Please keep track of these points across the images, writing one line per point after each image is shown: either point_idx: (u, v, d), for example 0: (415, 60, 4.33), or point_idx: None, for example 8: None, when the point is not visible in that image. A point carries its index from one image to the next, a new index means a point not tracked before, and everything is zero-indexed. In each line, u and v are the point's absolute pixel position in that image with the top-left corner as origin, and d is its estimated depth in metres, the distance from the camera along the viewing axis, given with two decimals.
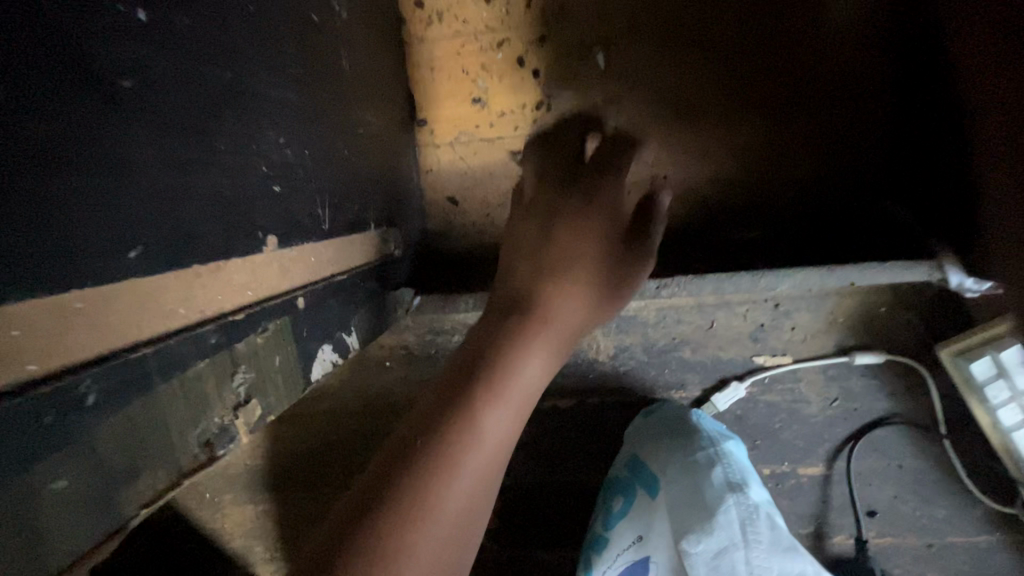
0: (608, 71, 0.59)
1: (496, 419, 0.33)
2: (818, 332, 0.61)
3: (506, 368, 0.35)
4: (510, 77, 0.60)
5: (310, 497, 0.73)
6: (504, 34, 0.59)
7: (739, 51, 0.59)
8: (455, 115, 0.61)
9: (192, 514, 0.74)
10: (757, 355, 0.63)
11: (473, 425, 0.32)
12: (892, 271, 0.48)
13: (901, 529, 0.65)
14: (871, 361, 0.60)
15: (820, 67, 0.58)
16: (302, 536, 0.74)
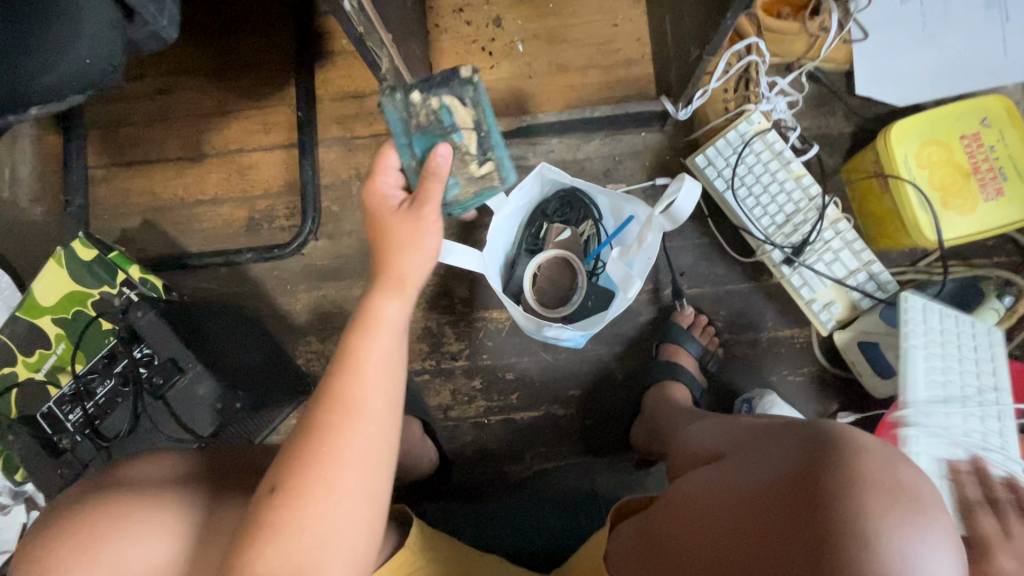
0: (525, 50, 1.22)
1: (377, 345, 0.58)
2: (636, 171, 1.17)
3: (375, 315, 0.61)
4: (478, 54, 1.22)
5: (351, 286, 1.19)
6: (475, 35, 1.22)
7: (588, 40, 1.21)
8: (451, 71, 1.22)
9: (277, 297, 1.19)
10: (608, 184, 1.17)
11: (358, 350, 0.58)
12: (642, 103, 1.08)
13: (699, 282, 1.13)
14: (664, 179, 1.14)
15: (626, 47, 1.20)
16: (343, 313, 1.18)
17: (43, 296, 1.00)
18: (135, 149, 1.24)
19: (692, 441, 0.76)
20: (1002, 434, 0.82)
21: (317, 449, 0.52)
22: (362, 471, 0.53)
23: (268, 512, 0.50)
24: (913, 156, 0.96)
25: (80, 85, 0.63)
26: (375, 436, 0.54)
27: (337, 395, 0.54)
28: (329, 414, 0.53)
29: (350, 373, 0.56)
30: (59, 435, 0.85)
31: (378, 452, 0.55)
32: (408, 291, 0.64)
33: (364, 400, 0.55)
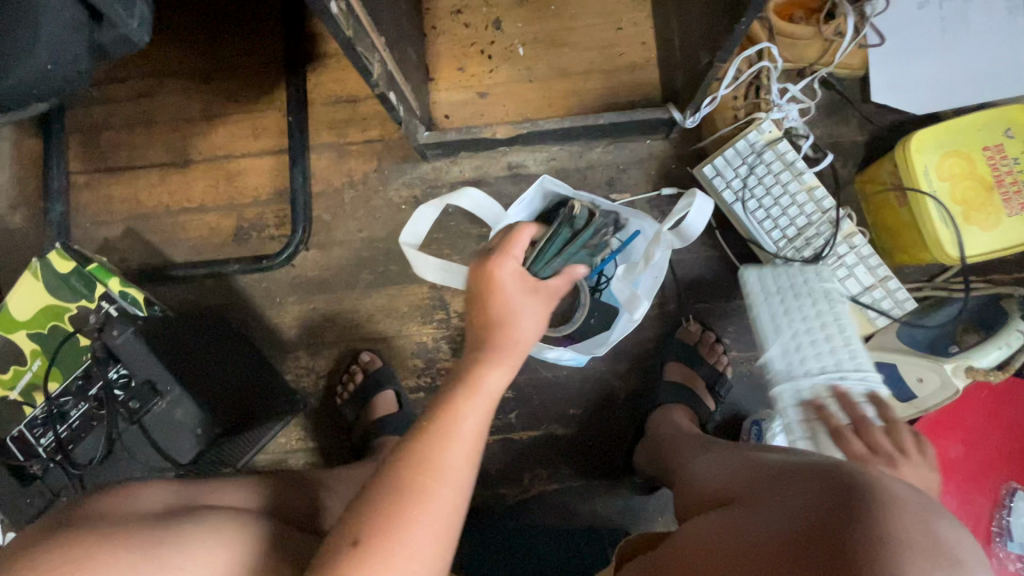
0: (525, 54, 1.17)
1: (471, 413, 0.64)
2: (641, 181, 1.12)
3: (471, 383, 0.65)
4: (476, 57, 1.17)
5: (343, 299, 1.14)
6: (473, 38, 1.18)
7: (591, 44, 1.16)
8: (448, 75, 1.17)
9: (266, 309, 1.14)
10: (612, 194, 1.12)
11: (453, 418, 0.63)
12: (647, 110, 1.03)
13: (706, 297, 1.08)
14: (670, 190, 1.09)
15: (630, 51, 1.15)
16: (334, 327, 1.13)
17: (17, 311, 0.95)
18: (119, 155, 1.19)
19: (696, 478, 0.71)
20: (853, 352, 0.90)
21: (405, 508, 0.57)
22: (432, 541, 0.58)
23: (346, 567, 0.54)
24: (934, 168, 0.91)
25: (41, 92, 0.58)
26: (449, 501, 0.59)
27: (428, 459, 0.60)
28: (420, 475, 0.59)
29: (445, 441, 0.61)
30: (29, 461, 0.80)
31: (449, 526, 0.60)
32: (511, 360, 0.69)
33: (452, 457, 0.61)
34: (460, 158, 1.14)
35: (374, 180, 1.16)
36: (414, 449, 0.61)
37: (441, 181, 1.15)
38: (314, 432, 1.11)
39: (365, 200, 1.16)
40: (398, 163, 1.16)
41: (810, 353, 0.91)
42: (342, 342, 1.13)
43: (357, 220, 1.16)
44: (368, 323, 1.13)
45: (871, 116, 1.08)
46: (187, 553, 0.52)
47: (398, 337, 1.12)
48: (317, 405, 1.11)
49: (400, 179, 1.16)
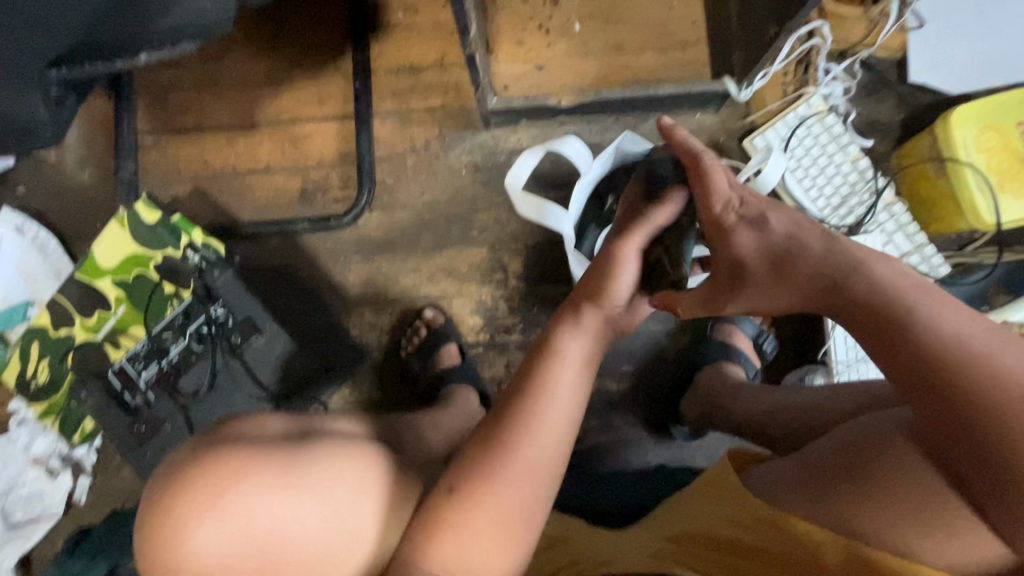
0: (582, 30, 1.22)
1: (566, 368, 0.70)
2: None
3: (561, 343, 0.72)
4: (535, 31, 1.22)
5: (405, 259, 1.19)
6: (532, 13, 1.23)
7: (644, 22, 1.22)
8: (507, 48, 1.22)
9: (330, 267, 1.19)
10: None
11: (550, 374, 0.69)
12: (703, 83, 1.09)
13: None
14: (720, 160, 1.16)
15: (682, 30, 1.21)
16: (397, 285, 1.18)
17: (103, 258, 0.99)
18: (187, 116, 1.23)
19: (818, 408, 0.81)
20: None
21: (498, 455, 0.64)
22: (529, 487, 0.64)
23: (455, 510, 0.62)
24: (972, 141, 0.99)
25: (194, 33, 0.62)
26: (547, 459, 0.65)
27: (527, 417, 0.66)
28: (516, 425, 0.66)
29: (544, 399, 0.67)
30: (133, 394, 0.84)
31: (545, 471, 0.65)
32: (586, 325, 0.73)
33: (552, 409, 0.67)
34: (519, 127, 1.20)
35: (435, 146, 1.22)
36: (514, 407, 0.67)
37: (500, 148, 1.21)
38: (377, 384, 1.16)
39: (427, 164, 1.21)
40: (459, 130, 1.21)
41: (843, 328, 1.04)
42: (404, 300, 1.18)
43: (419, 184, 1.21)
44: (428, 282, 1.18)
45: (908, 95, 1.15)
46: (321, 472, 0.64)
47: (458, 296, 1.18)
48: (380, 359, 1.16)
49: (460, 146, 1.21)
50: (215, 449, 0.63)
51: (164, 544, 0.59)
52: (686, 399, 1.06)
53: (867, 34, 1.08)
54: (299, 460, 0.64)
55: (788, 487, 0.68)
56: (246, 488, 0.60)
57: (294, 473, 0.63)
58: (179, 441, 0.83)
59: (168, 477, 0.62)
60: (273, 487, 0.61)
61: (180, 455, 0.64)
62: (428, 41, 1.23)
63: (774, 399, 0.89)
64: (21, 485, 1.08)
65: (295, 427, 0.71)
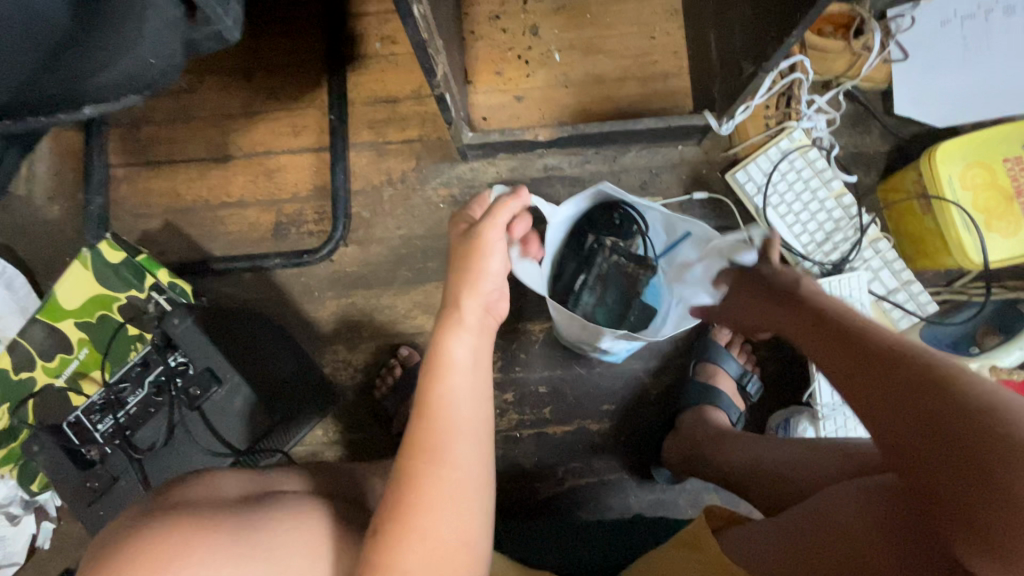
0: (561, 60, 1.21)
1: (452, 389, 0.63)
2: (673, 186, 1.16)
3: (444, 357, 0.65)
4: (513, 61, 1.20)
5: (381, 294, 1.16)
6: (510, 44, 1.21)
7: (625, 52, 1.20)
8: (486, 78, 1.20)
9: (304, 304, 1.16)
10: (645, 197, 1.16)
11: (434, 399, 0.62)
12: (683, 117, 1.07)
13: None
14: (701, 194, 1.13)
15: (662, 60, 1.19)
16: (372, 322, 1.16)
17: (65, 300, 0.96)
18: (159, 149, 1.21)
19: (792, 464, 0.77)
20: None
21: (409, 492, 0.57)
22: (452, 525, 0.56)
23: (375, 554, 0.54)
24: (959, 177, 0.97)
25: (138, 85, 0.59)
26: (455, 491, 0.58)
27: (421, 440, 0.59)
28: (415, 459, 0.58)
29: (441, 409, 0.61)
30: (89, 448, 0.81)
31: (465, 502, 0.58)
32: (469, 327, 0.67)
33: (452, 435, 0.60)
34: (498, 159, 1.17)
35: (412, 179, 1.19)
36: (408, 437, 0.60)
37: (478, 180, 1.18)
38: (352, 423, 1.13)
39: (404, 198, 1.19)
40: (436, 163, 1.19)
41: None
42: (380, 337, 1.15)
43: (395, 217, 1.18)
44: (404, 318, 1.16)
45: (892, 127, 1.13)
46: (269, 539, 0.57)
47: (435, 332, 1.15)
48: (353, 398, 1.13)
49: (438, 179, 1.19)
50: (171, 514, 0.57)
51: None
52: (667, 442, 1.02)
53: (850, 66, 1.06)
54: (250, 533, 0.57)
55: (763, 551, 0.64)
56: (197, 559, 0.53)
57: (247, 542, 0.56)
58: (134, 497, 0.80)
59: (118, 542, 0.54)
60: (222, 556, 0.53)
61: (124, 521, 0.57)
62: (405, 72, 1.21)
63: (754, 454, 0.85)
64: None
65: (250, 490, 0.65)
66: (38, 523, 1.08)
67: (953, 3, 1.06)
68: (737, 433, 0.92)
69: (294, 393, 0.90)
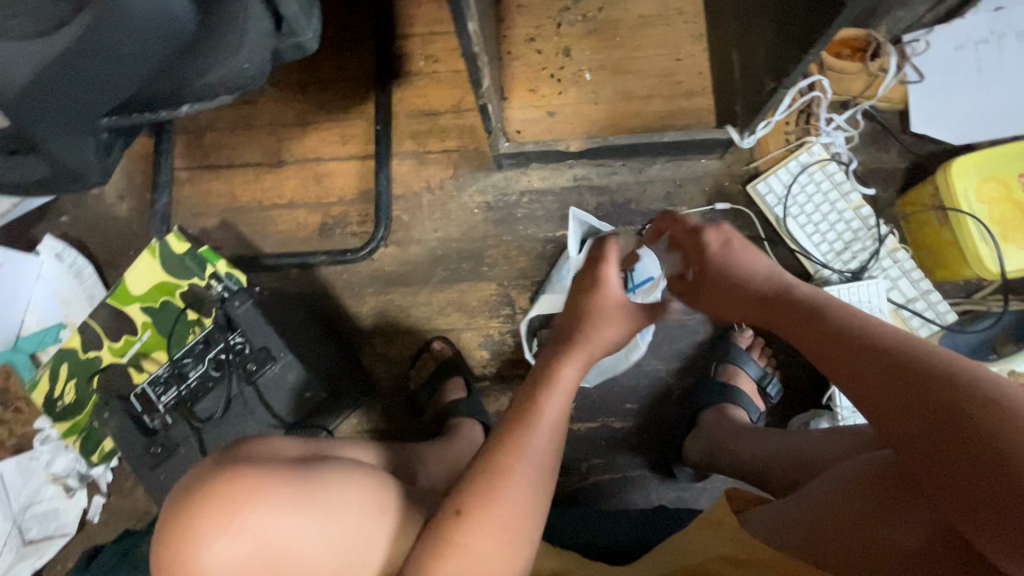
0: (592, 79, 1.29)
1: (553, 404, 0.67)
2: (697, 197, 1.22)
3: (556, 377, 0.69)
4: (547, 80, 1.29)
5: (417, 293, 1.23)
6: (545, 63, 1.30)
7: (652, 72, 1.28)
8: (521, 95, 1.29)
9: (345, 299, 1.23)
10: (669, 207, 1.22)
11: (524, 418, 0.66)
12: (707, 132, 1.14)
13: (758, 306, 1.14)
14: (724, 204, 1.18)
15: (687, 80, 1.27)
16: (408, 318, 1.22)
17: (133, 286, 1.05)
18: (219, 154, 1.32)
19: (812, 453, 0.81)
20: None
21: (490, 489, 0.61)
22: (523, 530, 0.61)
23: (452, 532, 0.59)
24: (976, 191, 1.01)
25: (231, 88, 0.68)
26: (527, 499, 0.62)
27: (515, 443, 0.64)
28: (503, 462, 0.63)
29: (529, 437, 0.65)
30: (152, 416, 0.88)
31: (529, 515, 0.62)
32: (591, 355, 0.72)
33: (536, 448, 0.65)
34: (530, 169, 1.25)
35: (449, 186, 1.28)
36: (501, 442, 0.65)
37: (511, 188, 1.26)
38: (386, 413, 1.19)
39: (441, 203, 1.27)
40: (473, 171, 1.27)
41: None
42: (415, 332, 1.22)
43: (433, 221, 1.26)
44: (438, 315, 1.22)
45: (910, 144, 1.18)
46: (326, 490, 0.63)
47: (467, 329, 1.21)
48: (388, 388, 1.20)
49: (474, 186, 1.27)
50: (232, 468, 0.61)
51: (176, 559, 0.57)
52: (689, 438, 1.05)
53: (868, 86, 1.12)
54: (309, 483, 0.62)
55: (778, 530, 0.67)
56: (264, 506, 0.58)
57: (305, 493, 0.61)
58: (191, 463, 0.87)
59: (192, 490, 0.60)
60: (286, 504, 0.59)
61: (199, 475, 0.62)
62: (446, 88, 1.31)
63: (772, 447, 0.89)
64: (39, 502, 1.12)
65: (306, 451, 0.71)
66: (89, 498, 1.15)
67: (967, 29, 1.12)
68: (754, 429, 0.96)
69: (338, 375, 0.97)
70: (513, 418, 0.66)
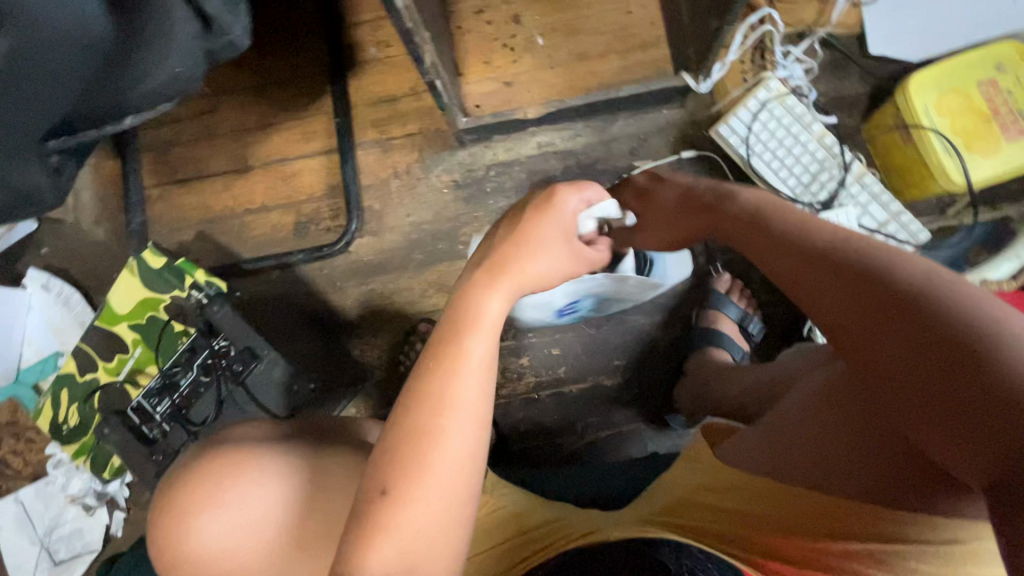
0: (544, 44, 1.28)
1: (477, 346, 0.63)
2: (662, 149, 1.22)
3: (473, 314, 0.65)
4: (500, 50, 1.28)
5: (398, 279, 1.25)
6: (496, 34, 1.29)
7: (604, 29, 1.27)
8: (476, 68, 1.28)
9: (329, 294, 1.25)
10: (635, 162, 1.22)
11: (441, 373, 0.62)
12: (662, 81, 1.13)
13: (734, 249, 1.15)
14: (689, 152, 1.18)
15: (641, 32, 1.25)
16: (392, 304, 1.24)
17: (117, 305, 1.07)
18: (187, 167, 1.33)
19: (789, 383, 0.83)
20: None
21: (413, 452, 0.59)
22: (459, 483, 0.60)
23: (378, 511, 0.58)
24: (934, 104, 1.00)
25: (169, 94, 0.70)
26: (462, 453, 0.60)
27: (426, 401, 0.61)
28: (420, 422, 0.60)
29: (451, 384, 0.61)
30: (151, 426, 0.91)
31: (465, 466, 0.61)
32: (506, 292, 0.67)
33: (458, 398, 0.62)
34: (493, 142, 1.25)
35: (416, 169, 1.28)
36: (414, 400, 0.62)
37: (478, 164, 1.26)
38: (383, 399, 1.21)
39: (411, 187, 1.27)
40: (438, 152, 1.28)
41: None
42: (401, 317, 1.24)
43: (404, 206, 1.27)
44: (421, 298, 1.24)
45: (869, 68, 1.16)
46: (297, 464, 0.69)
47: None
48: (382, 375, 1.22)
49: (440, 166, 1.27)
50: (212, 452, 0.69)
51: (169, 535, 0.66)
52: (678, 385, 1.07)
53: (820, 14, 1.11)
54: (283, 460, 0.68)
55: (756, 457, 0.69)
56: (237, 481, 0.66)
57: (275, 466, 0.68)
58: None
59: (176, 474, 0.69)
60: (257, 478, 0.66)
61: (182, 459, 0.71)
62: (401, 72, 1.30)
63: (753, 382, 0.91)
64: (63, 523, 1.17)
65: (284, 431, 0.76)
66: (111, 514, 1.19)
67: None
68: (737, 367, 0.97)
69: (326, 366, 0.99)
70: (431, 366, 0.63)
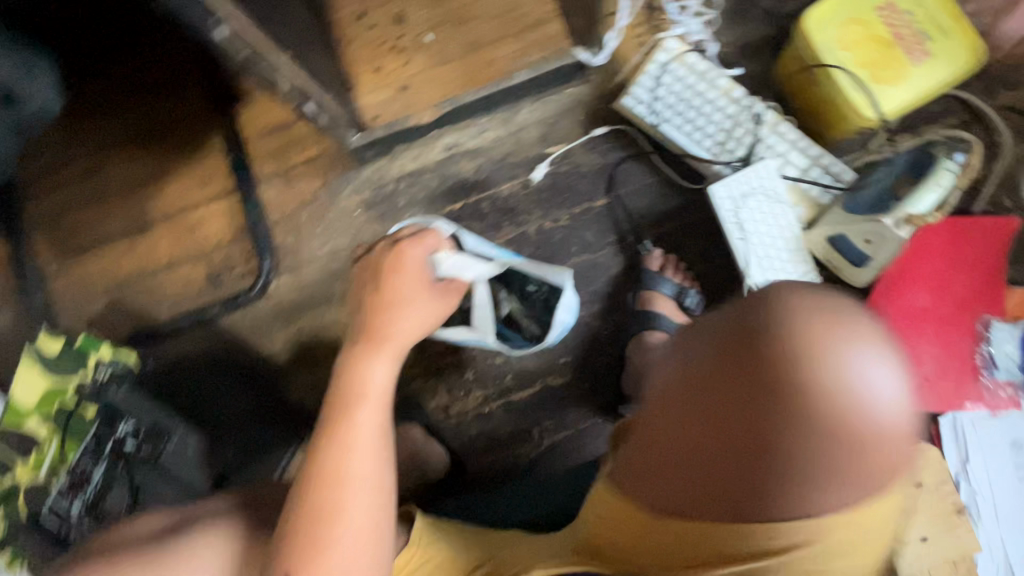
0: (434, 39, 1.20)
1: (367, 412, 0.65)
2: (573, 130, 1.15)
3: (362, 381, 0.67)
4: (388, 54, 1.20)
5: (325, 313, 1.18)
6: (381, 37, 1.21)
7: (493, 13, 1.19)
8: (366, 77, 1.20)
9: (256, 342, 1.19)
10: (547, 148, 1.16)
11: (339, 435, 0.63)
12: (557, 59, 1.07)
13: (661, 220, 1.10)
14: (601, 129, 1.12)
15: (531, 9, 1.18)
16: (324, 341, 1.18)
17: (18, 398, 0.95)
18: (82, 235, 1.24)
19: None
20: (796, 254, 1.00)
21: (317, 523, 0.58)
22: (368, 546, 0.59)
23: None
24: (835, 39, 0.95)
25: None
26: (369, 511, 0.60)
27: (331, 468, 0.61)
28: (325, 487, 0.60)
29: (344, 452, 0.62)
30: (63, 525, 0.88)
31: (375, 521, 0.60)
32: (392, 350, 0.70)
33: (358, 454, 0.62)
34: (398, 153, 1.19)
35: (324, 195, 1.21)
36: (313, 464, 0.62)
37: (386, 178, 1.19)
38: None
39: (321, 215, 1.20)
40: (343, 172, 1.20)
41: (767, 260, 1.00)
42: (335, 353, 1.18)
43: (318, 236, 1.20)
44: None
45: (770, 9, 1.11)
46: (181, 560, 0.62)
47: None
48: None
49: (348, 187, 1.20)
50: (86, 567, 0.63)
51: None
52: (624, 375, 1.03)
53: None
54: (161, 562, 0.62)
55: None
56: None
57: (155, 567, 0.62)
58: None
59: None
60: None
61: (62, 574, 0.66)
62: None
63: None
64: None
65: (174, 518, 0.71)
66: None
67: None
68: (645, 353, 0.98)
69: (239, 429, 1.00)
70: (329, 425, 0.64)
